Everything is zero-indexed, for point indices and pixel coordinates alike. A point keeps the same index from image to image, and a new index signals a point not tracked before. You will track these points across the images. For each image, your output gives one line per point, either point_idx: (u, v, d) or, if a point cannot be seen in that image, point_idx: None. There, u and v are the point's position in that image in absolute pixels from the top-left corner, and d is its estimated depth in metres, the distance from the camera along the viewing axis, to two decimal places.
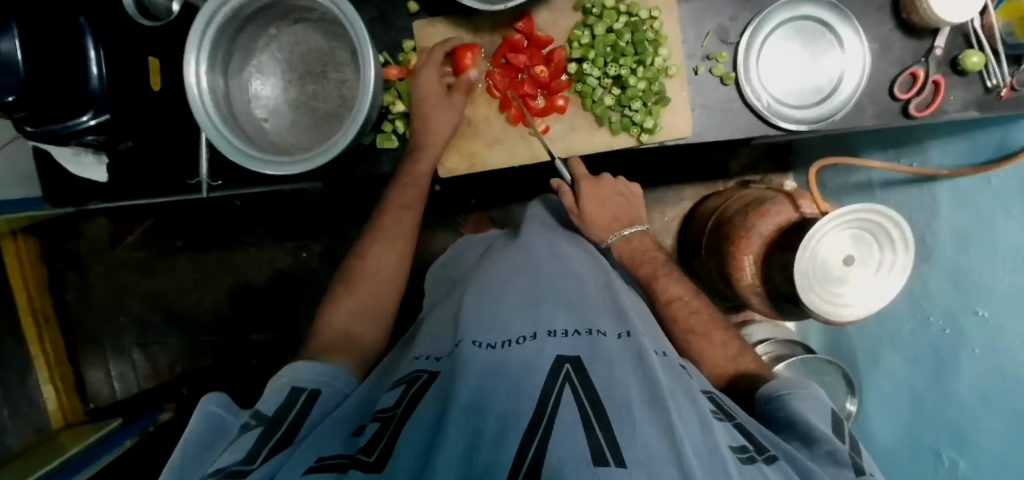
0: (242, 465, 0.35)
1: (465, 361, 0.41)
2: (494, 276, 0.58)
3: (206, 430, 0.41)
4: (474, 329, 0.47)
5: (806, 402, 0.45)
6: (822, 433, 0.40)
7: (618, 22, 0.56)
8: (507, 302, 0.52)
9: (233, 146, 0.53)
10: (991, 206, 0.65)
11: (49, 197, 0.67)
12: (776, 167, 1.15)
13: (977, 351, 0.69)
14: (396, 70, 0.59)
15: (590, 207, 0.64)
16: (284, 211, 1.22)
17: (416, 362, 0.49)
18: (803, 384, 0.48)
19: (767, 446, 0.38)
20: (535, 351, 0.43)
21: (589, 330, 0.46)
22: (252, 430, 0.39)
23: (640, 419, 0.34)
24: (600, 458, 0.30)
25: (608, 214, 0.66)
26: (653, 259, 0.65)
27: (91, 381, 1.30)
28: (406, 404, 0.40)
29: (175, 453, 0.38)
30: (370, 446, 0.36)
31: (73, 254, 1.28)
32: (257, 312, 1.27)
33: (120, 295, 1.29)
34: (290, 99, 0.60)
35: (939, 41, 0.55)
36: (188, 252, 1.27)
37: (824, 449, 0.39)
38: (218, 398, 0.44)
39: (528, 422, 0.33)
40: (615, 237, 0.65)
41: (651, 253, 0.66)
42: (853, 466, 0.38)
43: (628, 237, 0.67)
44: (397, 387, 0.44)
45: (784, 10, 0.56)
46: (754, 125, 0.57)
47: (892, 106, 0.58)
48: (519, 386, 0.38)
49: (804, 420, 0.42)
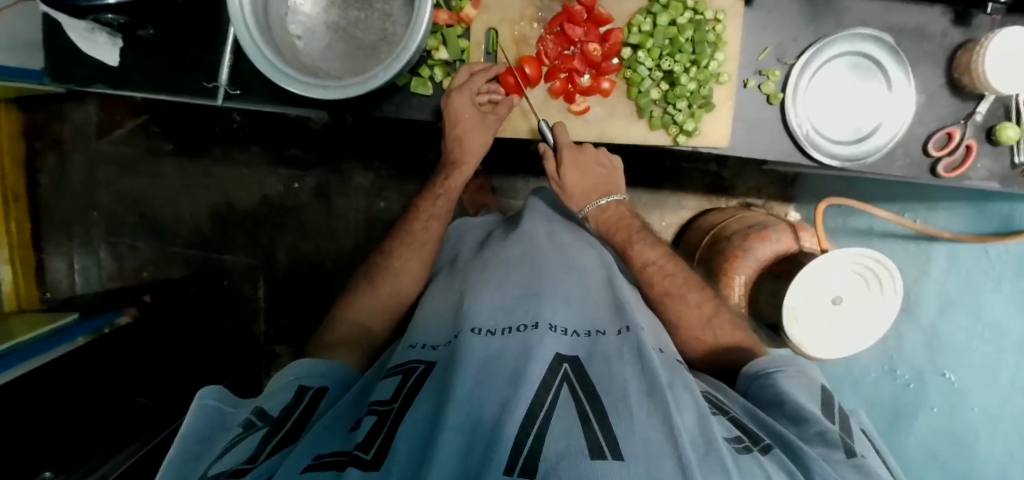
0: (244, 465, 0.37)
1: (466, 350, 0.40)
2: (494, 266, 0.55)
3: (205, 422, 0.42)
4: (475, 318, 0.46)
5: (792, 382, 0.46)
6: (811, 413, 0.41)
7: (683, 17, 0.54)
8: (507, 291, 0.50)
9: (265, 59, 0.51)
10: (987, 277, 0.68)
11: (49, 70, 0.63)
12: (781, 194, 1.15)
13: (935, 410, 0.76)
14: (447, 15, 0.57)
15: (568, 175, 0.61)
16: (284, 136, 1.18)
17: (410, 351, 0.48)
18: (790, 363, 0.49)
19: (762, 436, 0.39)
20: (536, 340, 0.42)
21: (589, 331, 0.46)
22: (256, 432, 0.41)
23: (638, 411, 0.34)
24: (597, 451, 0.30)
25: (585, 182, 0.63)
26: (628, 227, 0.62)
27: (52, 269, 1.26)
28: (403, 400, 0.40)
29: (174, 447, 0.40)
30: (366, 444, 0.35)
31: (53, 134, 1.22)
32: (237, 234, 1.23)
33: (97, 188, 1.24)
34: (329, 20, 0.57)
35: (982, 108, 0.56)
36: (176, 158, 1.22)
37: (814, 430, 0.40)
38: (214, 390, 0.45)
39: (526, 412, 0.34)
40: (591, 207, 0.63)
41: (626, 221, 0.63)
42: (843, 447, 0.39)
43: (603, 207, 0.64)
44: (392, 377, 0.44)
45: (844, 42, 0.56)
46: (789, 151, 0.58)
47: (923, 161, 0.59)
48: (518, 376, 0.37)
49: (793, 401, 0.43)
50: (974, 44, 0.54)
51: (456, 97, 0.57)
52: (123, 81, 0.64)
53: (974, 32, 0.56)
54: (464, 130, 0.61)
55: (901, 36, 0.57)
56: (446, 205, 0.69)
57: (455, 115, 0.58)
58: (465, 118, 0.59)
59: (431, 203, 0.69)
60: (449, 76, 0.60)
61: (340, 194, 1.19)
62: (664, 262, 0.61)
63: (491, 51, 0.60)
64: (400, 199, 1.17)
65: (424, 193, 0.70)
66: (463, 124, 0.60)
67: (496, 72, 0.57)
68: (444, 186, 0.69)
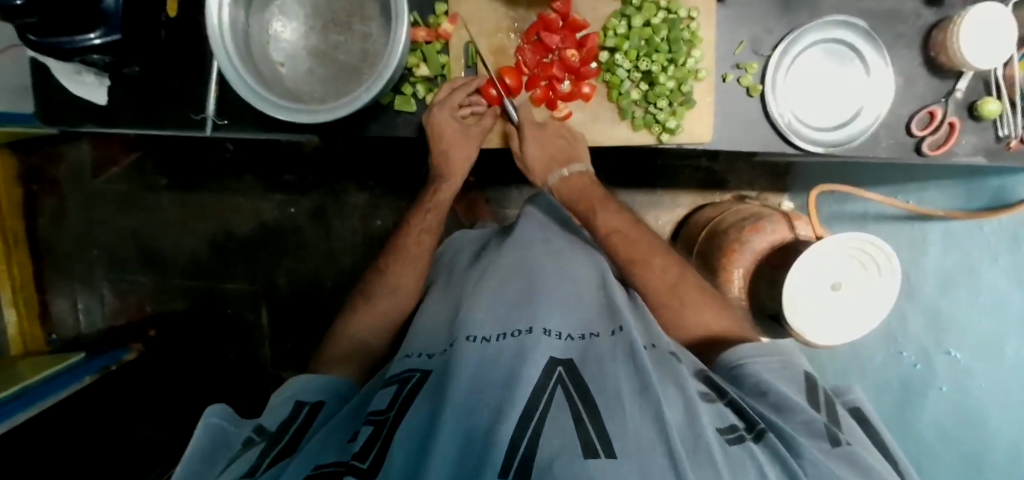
0: (244, 478, 0.37)
1: (460, 359, 0.40)
2: (488, 275, 0.56)
3: (209, 443, 0.42)
4: (471, 325, 0.46)
5: (776, 373, 0.46)
6: (795, 402, 0.41)
7: (657, 17, 0.55)
8: (501, 298, 0.51)
9: (246, 86, 0.51)
10: (977, 251, 0.70)
11: (39, 113, 0.64)
12: (774, 185, 1.15)
13: (943, 389, 0.76)
14: (426, 33, 0.59)
15: (530, 148, 0.61)
16: (276, 162, 1.19)
17: (406, 361, 0.48)
18: (775, 353, 0.49)
19: (756, 421, 0.39)
20: (531, 346, 0.42)
21: (584, 334, 0.46)
22: (254, 447, 0.41)
23: (631, 409, 0.34)
24: (590, 450, 0.30)
25: (547, 152, 0.62)
26: (591, 194, 0.64)
27: (56, 309, 1.27)
28: (399, 408, 0.40)
29: (178, 471, 0.40)
30: (363, 453, 0.35)
31: (49, 176, 1.23)
32: (235, 262, 1.24)
33: (96, 226, 1.25)
34: (309, 45, 0.57)
35: (962, 84, 0.56)
36: (172, 191, 1.23)
37: (799, 420, 0.40)
38: (219, 409, 0.46)
39: (520, 416, 0.34)
40: (554, 177, 0.63)
41: (589, 189, 0.64)
42: (828, 436, 0.38)
43: (566, 179, 0.64)
44: (389, 386, 0.44)
45: (817, 31, 0.57)
46: (772, 141, 0.58)
47: (907, 141, 0.59)
48: (512, 380, 0.37)
49: (776, 391, 0.43)
50: (947, 23, 0.54)
51: (440, 114, 0.58)
52: (113, 118, 0.65)
53: (948, 11, 0.57)
54: (451, 144, 0.61)
55: (874, 20, 0.58)
56: (436, 217, 0.70)
57: (438, 130, 0.59)
58: (450, 132, 0.60)
59: (422, 217, 0.69)
60: (432, 92, 0.61)
61: (336, 215, 1.20)
62: (628, 228, 0.62)
63: (471, 64, 0.60)
64: (396, 216, 1.17)
65: (415, 207, 0.71)
66: (448, 138, 0.61)
67: (478, 85, 0.58)
68: (434, 200, 0.69)
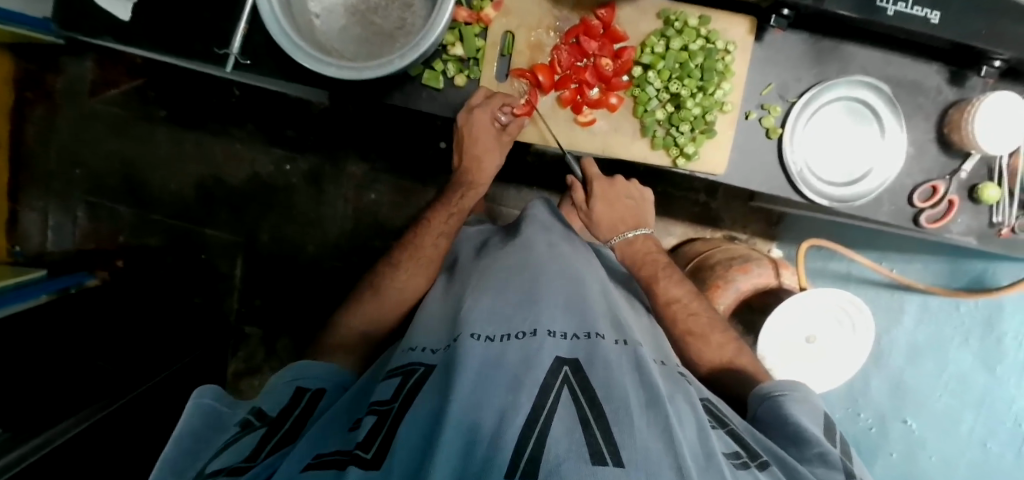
0: (244, 462, 0.37)
1: (464, 357, 0.40)
2: (494, 272, 0.56)
3: (202, 422, 0.43)
4: (473, 323, 0.46)
5: (797, 404, 0.48)
6: (813, 435, 0.43)
7: (695, 43, 0.57)
8: (506, 297, 0.50)
9: (280, 30, 0.50)
10: (953, 329, 0.72)
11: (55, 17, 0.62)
12: (764, 232, 1.18)
13: (892, 455, 0.79)
14: (467, 14, 0.58)
15: (597, 206, 0.68)
16: (282, 116, 1.17)
17: (410, 354, 0.47)
18: (797, 386, 0.50)
19: (760, 453, 0.40)
20: (535, 348, 0.42)
21: (588, 333, 0.45)
22: (254, 431, 0.42)
23: (638, 420, 0.34)
24: (598, 456, 0.30)
25: (614, 214, 0.69)
26: (655, 262, 0.66)
27: (25, 222, 1.21)
28: (404, 400, 0.39)
29: (172, 443, 0.41)
30: (367, 443, 0.35)
31: (44, 85, 1.18)
32: (222, 209, 1.21)
33: (84, 145, 1.21)
34: (349, 3, 0.57)
35: (967, 166, 0.59)
36: (170, 124, 1.20)
37: (815, 451, 0.42)
38: (212, 390, 0.46)
39: (526, 417, 0.33)
40: (619, 239, 0.68)
41: (652, 256, 0.67)
42: (843, 469, 0.40)
43: (632, 240, 0.68)
44: (392, 378, 0.43)
45: (844, 88, 0.58)
46: (781, 186, 0.60)
47: (907, 209, 0.61)
48: (517, 382, 0.37)
49: (796, 422, 0.44)
50: (965, 104, 0.56)
51: (475, 115, 0.58)
52: (130, 36, 0.63)
53: (967, 93, 0.59)
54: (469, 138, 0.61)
55: (899, 88, 0.59)
56: (456, 222, 0.68)
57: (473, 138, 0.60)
58: (484, 138, 0.60)
59: (441, 219, 0.67)
60: (462, 74, 0.60)
61: (333, 180, 1.19)
62: (688, 300, 0.63)
63: (505, 54, 0.60)
64: (392, 192, 1.19)
65: (434, 205, 0.69)
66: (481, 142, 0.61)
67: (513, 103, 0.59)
68: (457, 205, 0.68)
